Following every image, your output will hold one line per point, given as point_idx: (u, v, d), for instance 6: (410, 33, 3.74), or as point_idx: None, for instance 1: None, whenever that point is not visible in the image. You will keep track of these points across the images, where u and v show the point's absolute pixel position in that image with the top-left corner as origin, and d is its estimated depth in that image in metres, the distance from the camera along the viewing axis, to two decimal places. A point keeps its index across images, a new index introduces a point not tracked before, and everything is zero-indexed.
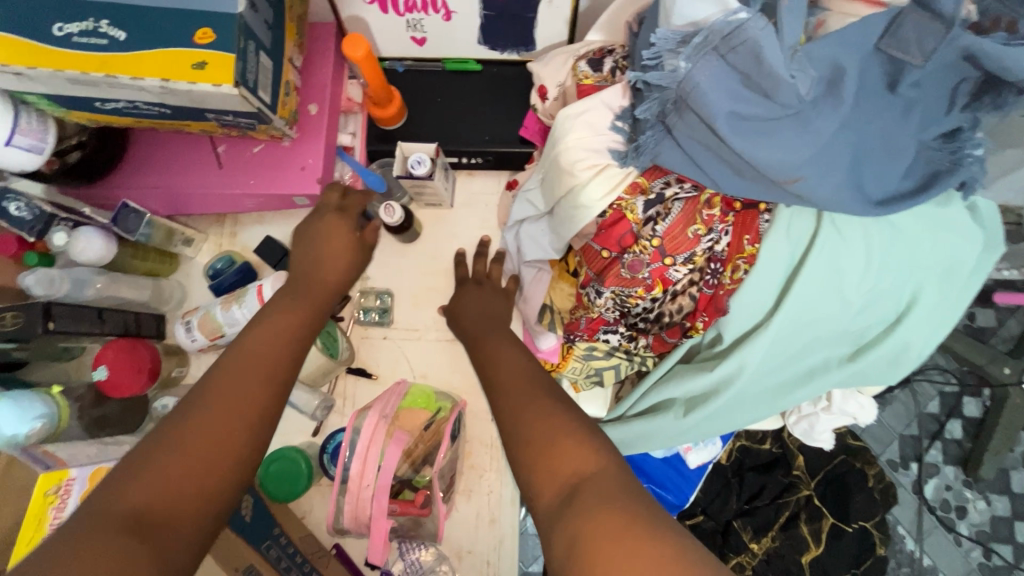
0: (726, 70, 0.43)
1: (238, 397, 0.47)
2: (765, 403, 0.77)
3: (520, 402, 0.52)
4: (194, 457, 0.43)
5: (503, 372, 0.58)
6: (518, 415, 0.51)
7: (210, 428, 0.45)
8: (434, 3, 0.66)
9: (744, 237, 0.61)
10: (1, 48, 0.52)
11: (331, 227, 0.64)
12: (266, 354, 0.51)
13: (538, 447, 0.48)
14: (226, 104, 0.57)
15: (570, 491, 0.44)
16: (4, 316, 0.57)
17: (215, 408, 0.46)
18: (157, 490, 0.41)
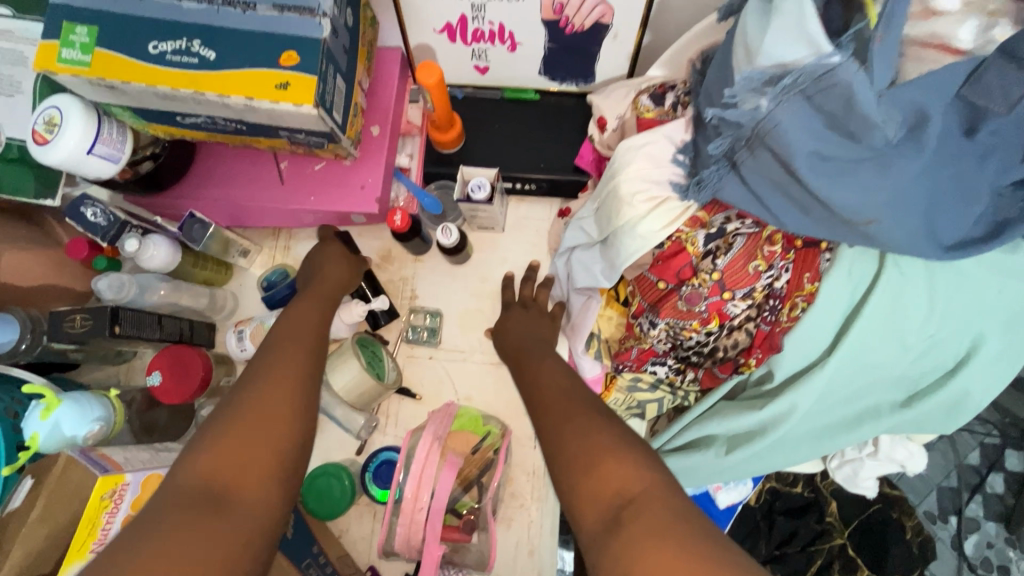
0: (810, 110, 0.43)
1: (279, 383, 0.49)
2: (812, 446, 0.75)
3: (563, 424, 0.49)
4: (252, 424, 0.45)
5: (545, 394, 0.55)
6: (559, 439, 0.48)
7: (261, 401, 0.47)
8: (502, 34, 0.68)
9: (805, 275, 0.60)
10: (99, 63, 0.54)
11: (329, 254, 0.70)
12: (299, 338, 0.55)
13: (583, 471, 0.45)
14: (302, 122, 0.59)
15: (619, 514, 0.41)
16: (73, 319, 0.58)
17: (262, 384, 0.49)
18: (225, 455, 0.43)
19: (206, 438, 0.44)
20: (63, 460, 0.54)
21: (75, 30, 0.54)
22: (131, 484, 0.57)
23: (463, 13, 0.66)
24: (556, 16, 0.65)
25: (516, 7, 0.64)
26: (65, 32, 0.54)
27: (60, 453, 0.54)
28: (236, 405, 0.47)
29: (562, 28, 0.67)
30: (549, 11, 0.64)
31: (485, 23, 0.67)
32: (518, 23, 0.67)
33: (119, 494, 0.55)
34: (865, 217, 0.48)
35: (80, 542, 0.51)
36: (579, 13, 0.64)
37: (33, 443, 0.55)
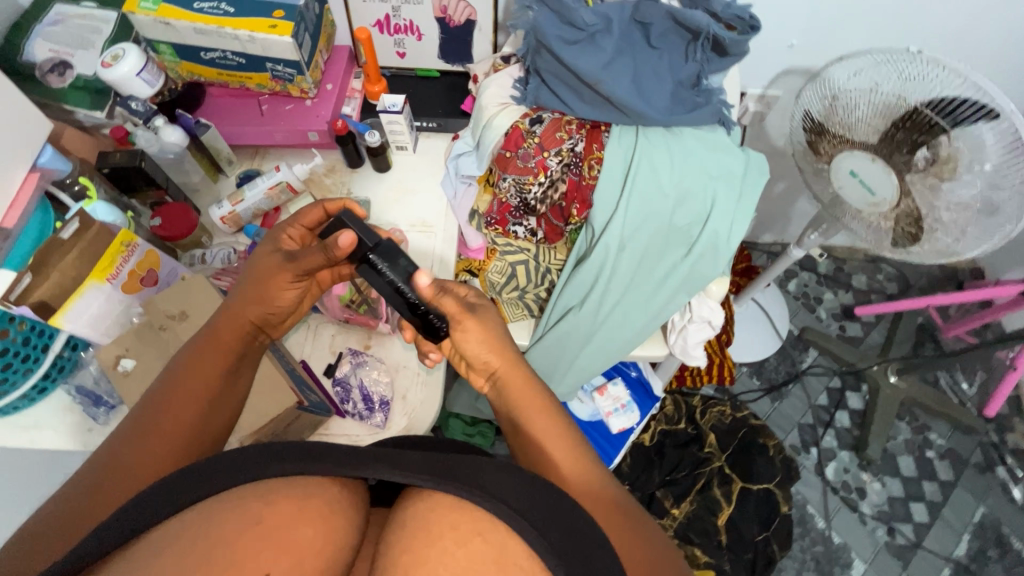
0: (552, 15, 0.86)
1: (203, 373, 0.64)
2: (644, 309, 1.09)
3: (537, 426, 0.60)
4: (179, 407, 0.61)
5: (509, 371, 0.65)
6: (526, 404, 0.62)
7: (192, 388, 0.62)
8: (412, 28, 1.11)
9: (593, 143, 1.00)
10: (161, 9, 0.92)
11: (264, 266, 0.72)
12: (228, 336, 0.68)
13: (547, 458, 0.57)
14: (282, 53, 0.96)
15: (568, 477, 0.56)
16: (116, 155, 0.90)
17: (182, 376, 0.63)
18: (153, 428, 0.59)
19: (134, 420, 0.60)
20: (99, 225, 0.78)
21: None
22: (139, 249, 0.83)
23: (387, 13, 1.09)
24: (442, 14, 1.09)
25: (418, 8, 1.08)
26: None
27: (95, 221, 0.78)
28: (159, 389, 0.62)
29: (448, 23, 1.10)
30: (439, 11, 1.08)
31: (401, 20, 1.10)
32: (421, 20, 1.10)
33: (131, 249, 0.81)
34: (598, 80, 0.88)
35: (101, 268, 0.78)
36: (456, 12, 1.08)
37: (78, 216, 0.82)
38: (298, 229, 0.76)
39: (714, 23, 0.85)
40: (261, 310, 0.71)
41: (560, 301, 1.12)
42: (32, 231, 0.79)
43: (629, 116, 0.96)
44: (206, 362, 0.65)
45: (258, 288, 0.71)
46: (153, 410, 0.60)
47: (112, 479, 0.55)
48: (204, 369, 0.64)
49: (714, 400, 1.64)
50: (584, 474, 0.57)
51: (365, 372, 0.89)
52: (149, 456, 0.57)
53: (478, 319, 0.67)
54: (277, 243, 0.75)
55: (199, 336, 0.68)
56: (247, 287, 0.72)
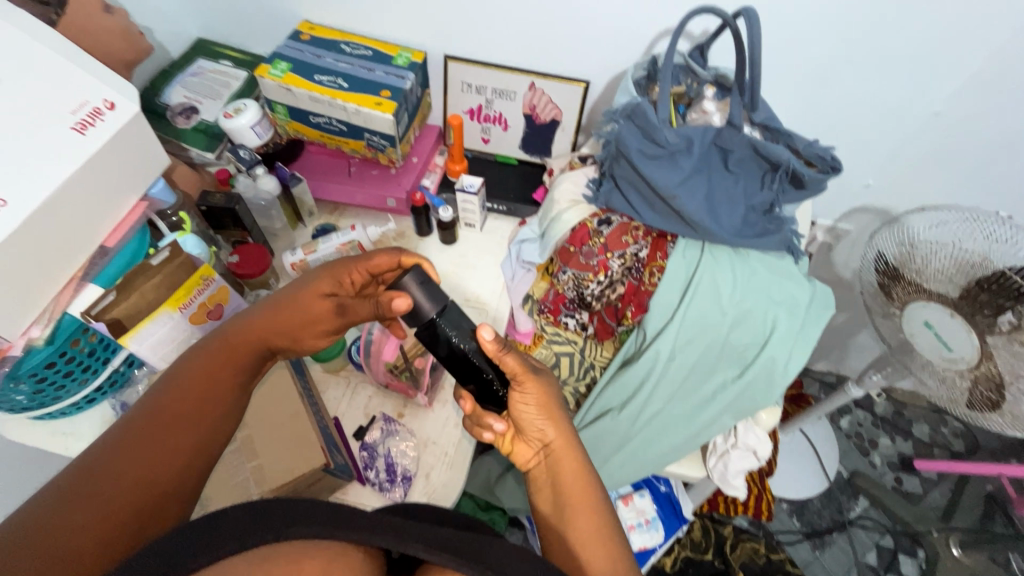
0: (635, 128, 0.90)
1: (204, 394, 0.62)
2: (687, 425, 1.04)
3: (578, 521, 0.55)
4: (178, 428, 0.59)
5: (564, 452, 0.61)
6: (570, 492, 0.58)
7: (191, 408, 0.60)
8: (500, 119, 1.19)
9: (658, 252, 1.01)
10: (286, 77, 1.04)
11: (303, 301, 0.70)
12: (237, 357, 0.67)
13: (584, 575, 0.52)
14: (381, 126, 1.05)
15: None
16: (216, 196, 0.97)
17: (181, 392, 0.61)
18: (146, 447, 0.56)
19: (120, 434, 0.57)
20: (184, 257, 0.83)
21: (279, 64, 1.05)
22: (213, 284, 0.88)
23: (480, 103, 1.18)
24: (530, 111, 1.16)
25: (509, 103, 1.16)
26: (274, 63, 1.05)
27: (181, 253, 0.83)
28: (152, 405, 0.59)
29: (534, 119, 1.18)
30: (527, 108, 1.16)
31: (492, 111, 1.18)
32: (510, 114, 1.18)
33: (207, 283, 0.87)
34: (671, 193, 0.91)
35: (176, 298, 0.83)
36: (543, 111, 1.16)
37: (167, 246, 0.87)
38: (360, 271, 0.72)
39: (794, 159, 0.87)
40: (279, 341, 0.70)
41: (598, 401, 1.09)
42: (126, 252, 0.84)
43: (697, 231, 0.97)
44: (216, 379, 0.64)
45: (281, 317, 0.69)
46: (150, 420, 0.58)
47: (101, 493, 0.52)
48: (205, 383, 0.63)
49: (747, 534, 1.52)
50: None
51: (395, 441, 0.88)
52: (146, 468, 0.55)
53: (547, 379, 0.66)
54: (334, 282, 0.72)
55: (203, 351, 0.66)
56: (275, 316, 0.68)
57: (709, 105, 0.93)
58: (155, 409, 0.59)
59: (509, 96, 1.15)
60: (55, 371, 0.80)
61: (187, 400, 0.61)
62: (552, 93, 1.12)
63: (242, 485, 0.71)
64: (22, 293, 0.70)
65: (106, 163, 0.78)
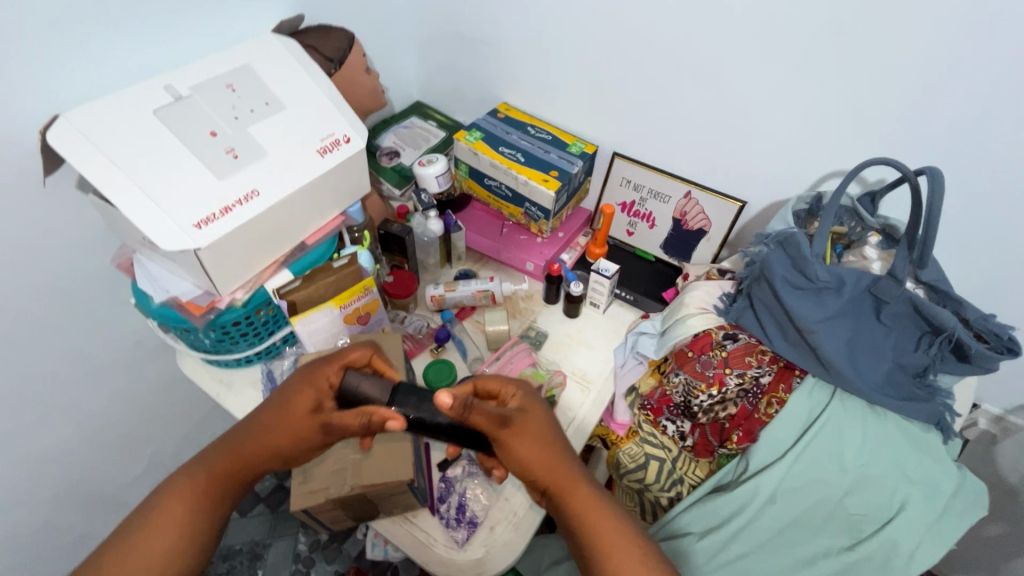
0: (784, 256, 0.90)
1: (213, 487, 0.74)
2: None
3: (609, 549, 0.71)
4: (184, 518, 0.71)
5: (564, 486, 0.74)
6: (587, 516, 0.73)
7: (199, 502, 0.73)
8: (649, 217, 1.26)
9: (781, 383, 0.96)
10: (477, 144, 1.22)
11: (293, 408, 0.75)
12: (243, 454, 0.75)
13: None
14: (542, 199, 1.17)
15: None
16: (393, 224, 1.15)
17: (193, 488, 0.73)
18: (160, 534, 0.70)
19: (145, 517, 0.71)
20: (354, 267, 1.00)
21: (474, 133, 1.25)
22: (369, 295, 1.03)
23: (634, 199, 1.26)
24: (680, 216, 1.22)
25: (662, 205, 1.23)
26: (471, 131, 1.25)
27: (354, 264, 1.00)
28: (170, 494, 0.72)
29: (682, 224, 1.23)
30: (678, 213, 1.22)
31: (643, 208, 1.26)
32: (660, 215, 1.25)
33: (365, 293, 1.02)
34: (809, 327, 0.88)
35: (340, 298, 0.99)
36: (693, 219, 1.21)
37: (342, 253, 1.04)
38: (337, 377, 0.78)
39: (961, 327, 0.81)
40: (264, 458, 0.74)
41: (677, 519, 1.02)
42: (315, 253, 1.02)
43: (831, 374, 0.92)
44: (225, 474, 0.74)
45: (266, 436, 0.74)
46: (166, 510, 0.71)
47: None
48: (175, 515, 0.71)
49: None
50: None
51: (473, 483, 0.91)
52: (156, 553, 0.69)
53: (529, 422, 0.75)
54: (320, 386, 0.76)
55: (187, 478, 0.74)
56: (262, 435, 0.74)
57: (870, 251, 0.91)
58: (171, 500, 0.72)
59: (663, 199, 1.22)
60: (234, 330, 0.97)
61: (198, 494, 0.73)
62: (705, 205, 1.17)
63: (340, 478, 0.78)
64: (241, 264, 0.89)
65: (328, 182, 0.98)
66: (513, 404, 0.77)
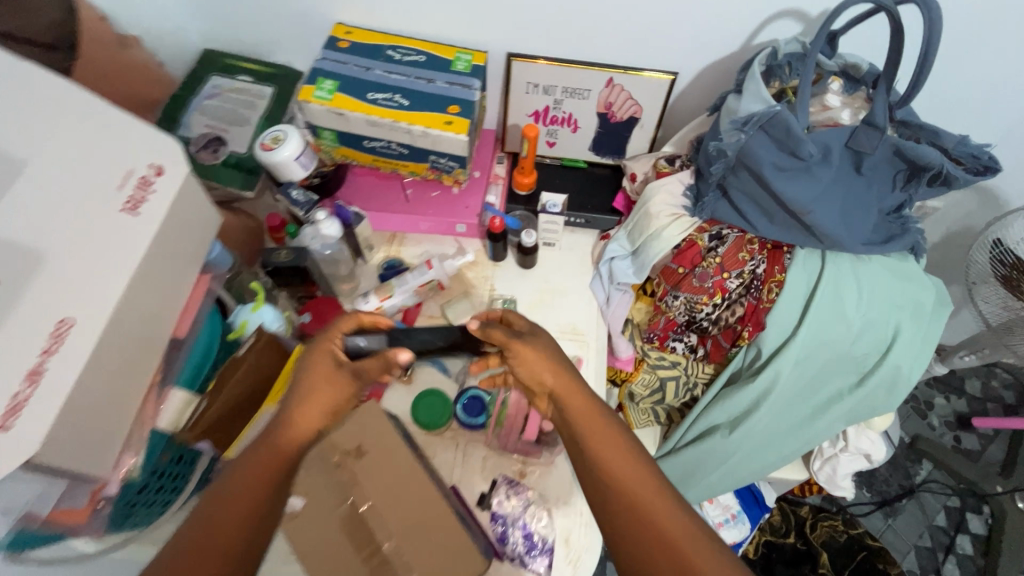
0: (767, 139, 0.77)
1: (257, 486, 0.61)
2: (795, 431, 1.02)
3: (607, 463, 0.60)
4: (240, 512, 0.60)
5: (573, 393, 0.66)
6: (589, 432, 0.63)
7: (248, 493, 0.61)
8: (569, 120, 1.06)
9: (775, 266, 0.91)
10: (337, 100, 0.88)
11: (318, 375, 0.69)
12: (283, 446, 0.65)
13: (622, 494, 0.59)
14: (450, 147, 0.91)
15: (638, 516, 0.57)
16: (281, 252, 0.84)
17: (241, 483, 0.61)
18: (209, 533, 0.59)
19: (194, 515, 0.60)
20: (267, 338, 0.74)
21: (324, 82, 0.89)
22: None
23: (547, 105, 1.04)
24: (606, 110, 1.03)
25: (581, 102, 1.03)
26: (318, 83, 0.89)
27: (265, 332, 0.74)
28: (220, 488, 0.61)
29: (609, 118, 1.05)
30: (602, 107, 1.03)
31: (560, 112, 1.05)
32: (581, 114, 1.05)
33: None
34: (805, 209, 0.81)
35: (276, 389, 0.73)
36: (621, 109, 1.03)
37: (242, 328, 0.76)
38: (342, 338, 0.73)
39: (945, 159, 0.78)
40: (320, 429, 0.67)
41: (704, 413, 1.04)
42: (203, 341, 0.73)
43: (822, 243, 0.88)
44: (264, 469, 0.63)
45: (300, 412, 0.67)
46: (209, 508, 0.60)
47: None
48: (239, 507, 0.60)
49: (825, 512, 1.53)
50: (646, 511, 0.57)
51: (529, 511, 0.81)
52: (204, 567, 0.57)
53: (544, 338, 0.71)
54: (330, 353, 0.71)
55: (248, 454, 0.64)
56: (297, 406, 0.67)
57: (835, 98, 0.84)
58: (219, 494, 0.61)
59: (582, 95, 1.01)
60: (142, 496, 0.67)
61: (241, 488, 0.61)
62: (633, 89, 0.99)
63: None
64: (99, 430, 0.58)
65: (160, 245, 0.64)
66: (524, 322, 0.74)
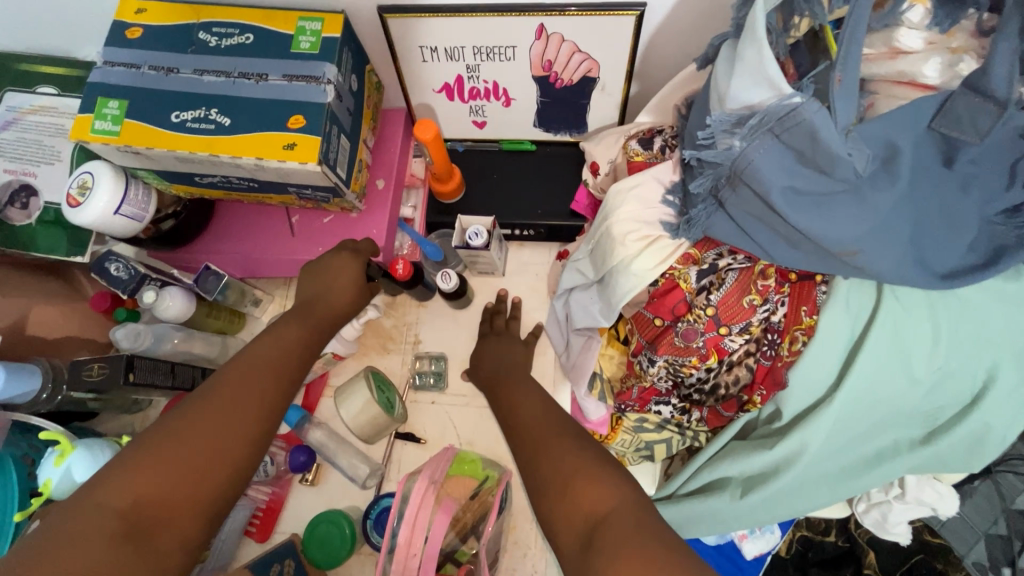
0: (780, 147, 0.45)
1: (260, 377, 0.52)
2: (833, 488, 0.71)
3: (535, 439, 0.54)
4: (242, 419, 0.49)
5: (513, 390, 0.64)
6: (515, 416, 0.59)
7: (252, 386, 0.51)
8: (496, 91, 0.73)
9: (802, 308, 0.60)
10: (128, 131, 0.60)
11: (335, 266, 0.65)
12: (273, 359, 0.54)
13: (550, 466, 0.50)
14: (307, 178, 0.63)
15: (573, 481, 0.48)
16: (91, 367, 0.61)
17: (239, 377, 0.51)
18: (196, 431, 0.47)
19: (182, 409, 0.48)
20: None
21: (107, 104, 0.61)
22: None
23: (459, 74, 0.71)
24: (545, 72, 0.69)
25: (507, 66, 0.69)
26: (99, 106, 0.61)
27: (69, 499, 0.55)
28: (207, 394, 0.50)
29: (552, 83, 0.71)
30: (540, 68, 0.69)
31: (480, 82, 0.72)
32: (511, 81, 0.71)
33: None
34: (849, 247, 0.49)
35: None
36: (567, 68, 0.69)
37: (46, 489, 0.57)
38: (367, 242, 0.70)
39: None
40: (340, 305, 0.64)
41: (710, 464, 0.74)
42: None
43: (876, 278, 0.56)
44: (270, 365, 0.54)
45: (288, 331, 0.57)
46: (196, 411, 0.48)
47: (211, 424, 0.47)
48: (248, 391, 0.51)
49: None
50: (581, 461, 0.49)
51: None
52: (227, 437, 0.48)
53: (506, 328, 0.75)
54: (343, 250, 0.67)
55: (271, 328, 0.58)
56: (318, 293, 0.64)
57: (913, 35, 0.47)
58: (206, 399, 0.49)
59: (504, 55, 0.68)
60: None
61: (238, 389, 0.50)
62: (578, 38, 0.64)
63: None
64: None
65: None
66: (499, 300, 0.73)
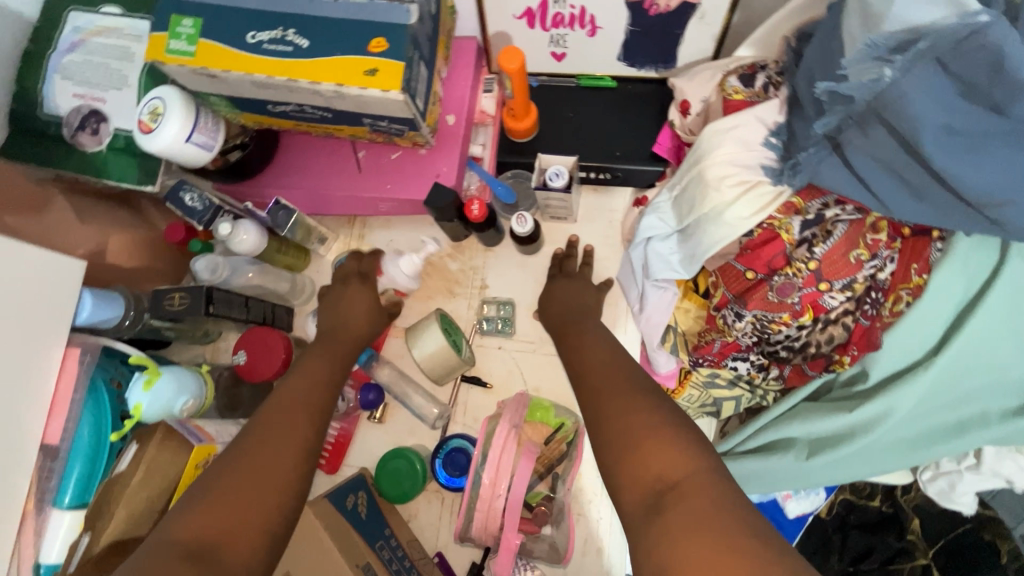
0: (941, 78, 0.42)
1: (297, 413, 0.54)
2: (901, 454, 0.67)
3: (602, 394, 0.52)
4: (284, 451, 0.50)
5: (577, 339, 0.62)
6: (582, 372, 0.57)
7: (290, 423, 0.53)
8: (582, 18, 0.68)
9: (912, 265, 0.58)
10: (203, 53, 0.58)
11: (352, 295, 0.69)
12: (306, 396, 0.56)
13: (622, 420, 0.48)
14: (386, 108, 0.60)
15: (638, 446, 0.46)
16: (173, 296, 0.62)
17: (277, 414, 0.53)
18: (248, 469, 0.48)
19: (234, 450, 0.49)
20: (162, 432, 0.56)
21: (181, 22, 0.58)
22: None
23: None
24: None
25: None
26: (173, 24, 0.58)
27: (160, 423, 0.57)
28: (248, 438, 0.51)
29: (646, 9, 0.65)
30: None
31: (566, 7, 0.67)
32: (600, 6, 0.66)
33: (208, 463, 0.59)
34: (993, 196, 0.45)
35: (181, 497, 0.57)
36: None
37: (137, 412, 0.58)
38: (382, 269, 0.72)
39: None
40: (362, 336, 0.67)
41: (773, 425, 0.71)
42: (87, 438, 0.57)
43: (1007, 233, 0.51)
44: (303, 398, 0.56)
45: (313, 365, 0.60)
46: (240, 453, 0.49)
47: (262, 462, 0.49)
48: (287, 426, 0.52)
49: None
50: (649, 425, 0.47)
51: None
52: (276, 472, 0.49)
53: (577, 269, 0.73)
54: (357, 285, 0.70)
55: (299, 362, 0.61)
56: (336, 324, 0.67)
57: None
58: (253, 439, 0.50)
59: None
60: None
61: (280, 425, 0.52)
62: None
63: None
64: None
65: None
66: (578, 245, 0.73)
